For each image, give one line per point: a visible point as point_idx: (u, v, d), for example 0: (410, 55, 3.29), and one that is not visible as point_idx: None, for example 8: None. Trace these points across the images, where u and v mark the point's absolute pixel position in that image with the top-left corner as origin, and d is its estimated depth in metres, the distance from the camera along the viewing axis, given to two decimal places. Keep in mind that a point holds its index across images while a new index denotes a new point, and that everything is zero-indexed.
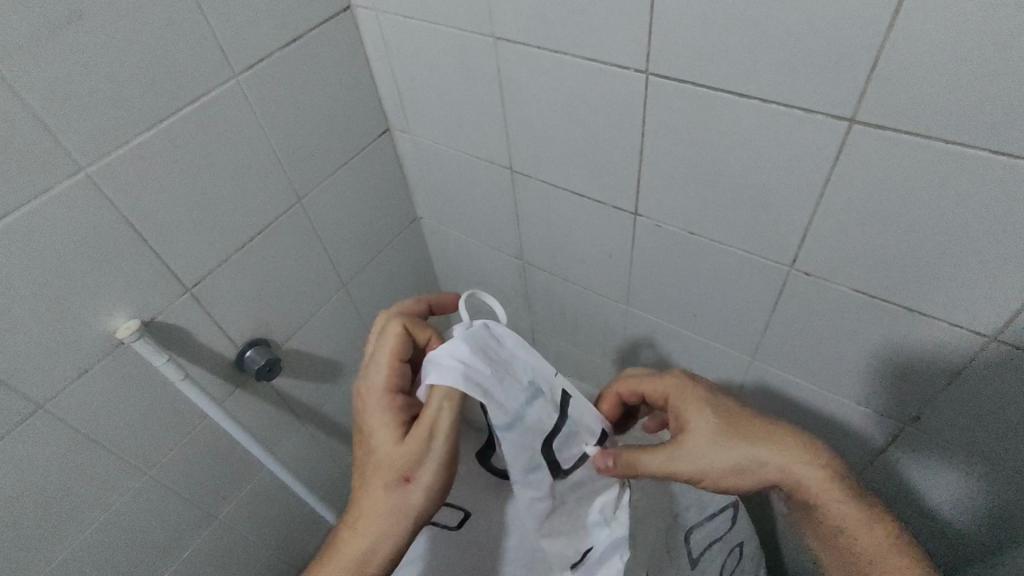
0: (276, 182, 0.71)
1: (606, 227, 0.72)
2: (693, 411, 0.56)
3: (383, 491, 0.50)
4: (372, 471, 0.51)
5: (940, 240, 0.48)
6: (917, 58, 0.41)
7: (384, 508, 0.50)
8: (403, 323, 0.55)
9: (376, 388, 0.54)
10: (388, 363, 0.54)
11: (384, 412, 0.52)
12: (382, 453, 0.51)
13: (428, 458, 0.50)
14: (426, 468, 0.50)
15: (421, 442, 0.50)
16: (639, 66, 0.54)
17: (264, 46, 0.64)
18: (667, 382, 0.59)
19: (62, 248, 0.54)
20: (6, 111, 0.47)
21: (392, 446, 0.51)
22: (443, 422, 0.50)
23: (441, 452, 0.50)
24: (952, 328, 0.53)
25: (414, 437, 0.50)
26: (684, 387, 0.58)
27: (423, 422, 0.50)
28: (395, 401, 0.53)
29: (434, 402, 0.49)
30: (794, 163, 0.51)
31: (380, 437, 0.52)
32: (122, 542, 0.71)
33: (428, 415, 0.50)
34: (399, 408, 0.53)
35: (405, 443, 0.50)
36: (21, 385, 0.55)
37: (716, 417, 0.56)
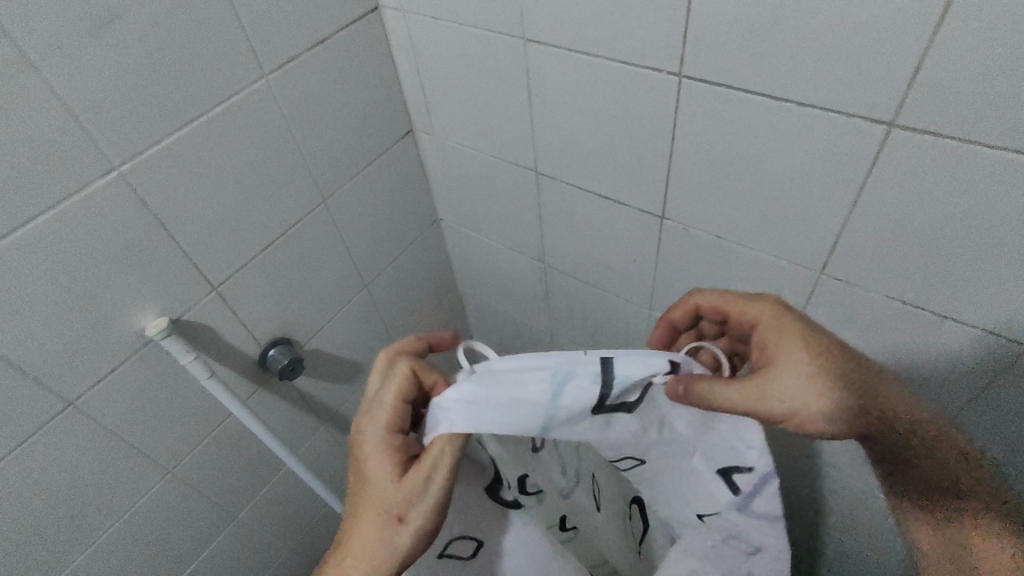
0: (302, 182, 0.71)
1: (632, 230, 0.72)
2: (786, 345, 0.49)
3: (376, 532, 0.49)
4: (366, 512, 0.50)
5: (980, 248, 0.47)
6: (960, 62, 0.40)
7: (376, 549, 0.49)
8: (410, 363, 0.50)
9: (374, 426, 0.50)
10: (390, 402, 0.50)
11: (382, 452, 0.49)
12: (377, 493, 0.49)
13: (425, 501, 0.49)
14: (422, 509, 0.49)
15: (422, 487, 0.48)
16: (672, 69, 0.54)
17: (294, 46, 0.64)
18: (762, 307, 0.53)
19: (94, 246, 0.54)
20: (45, 111, 0.48)
21: (389, 487, 0.49)
22: (445, 466, 0.47)
23: (439, 495, 0.49)
24: (990, 337, 0.52)
25: (412, 481, 0.48)
26: (779, 315, 0.51)
27: (423, 469, 0.48)
28: (394, 441, 0.50)
29: (436, 448, 0.47)
30: (829, 167, 0.51)
31: (376, 478, 0.49)
32: (146, 538, 0.71)
33: (431, 461, 0.47)
34: (397, 449, 0.50)
35: (402, 485, 0.48)
36: (53, 381, 0.55)
37: (812, 353, 0.48)
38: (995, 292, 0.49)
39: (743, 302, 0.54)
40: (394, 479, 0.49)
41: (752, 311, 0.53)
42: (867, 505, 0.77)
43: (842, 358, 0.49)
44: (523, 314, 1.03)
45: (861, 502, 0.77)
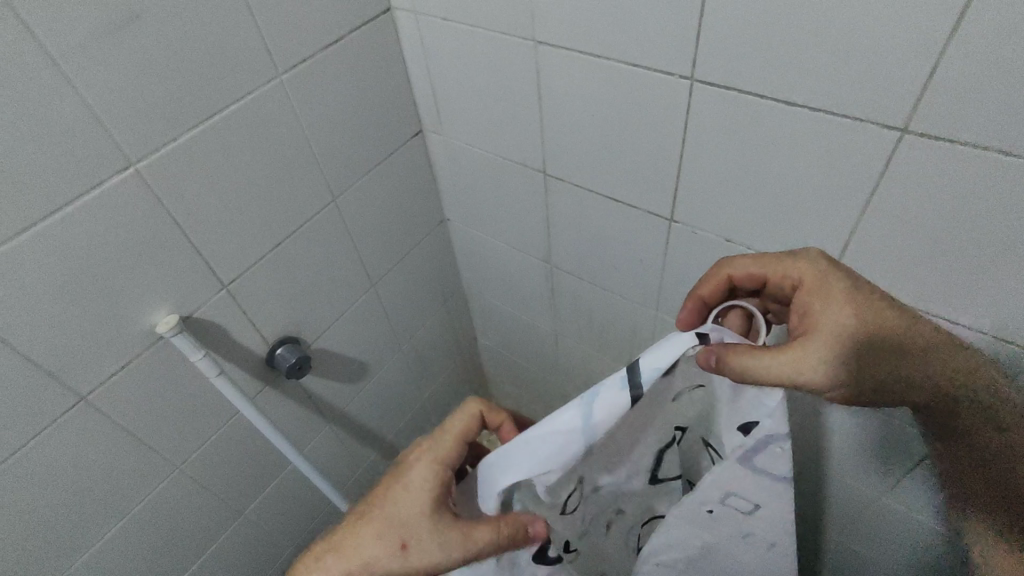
0: (312, 181, 0.72)
1: (639, 232, 0.72)
2: (831, 309, 0.49)
3: (380, 551, 0.51)
4: (380, 528, 0.52)
5: (991, 252, 0.48)
6: (975, 68, 0.40)
7: (370, 564, 0.51)
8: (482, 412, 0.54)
9: (436, 460, 0.53)
10: (451, 441, 0.54)
11: (430, 486, 0.52)
12: (404, 518, 0.52)
13: (436, 559, 0.50)
14: (427, 563, 0.51)
15: (445, 542, 0.50)
16: (685, 72, 0.54)
17: (307, 47, 0.65)
18: (803, 269, 0.52)
19: (109, 242, 0.54)
20: (64, 107, 0.48)
21: (418, 524, 0.51)
22: (476, 531, 0.50)
23: (449, 565, 0.51)
24: (999, 340, 0.52)
25: (440, 535, 0.50)
26: (823, 276, 0.51)
27: (456, 532, 0.50)
28: (445, 481, 0.53)
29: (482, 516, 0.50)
30: (841, 170, 0.51)
31: (412, 503, 0.52)
32: (153, 534, 0.72)
33: (467, 533, 0.50)
34: (443, 492, 0.52)
35: (428, 531, 0.51)
36: (65, 376, 0.56)
37: (858, 317, 0.48)
38: (1004, 297, 0.49)
39: (784, 260, 0.54)
40: (426, 519, 0.51)
41: (795, 270, 0.52)
42: (870, 508, 0.77)
43: (888, 320, 0.49)
44: (528, 314, 1.03)
45: (865, 505, 0.77)
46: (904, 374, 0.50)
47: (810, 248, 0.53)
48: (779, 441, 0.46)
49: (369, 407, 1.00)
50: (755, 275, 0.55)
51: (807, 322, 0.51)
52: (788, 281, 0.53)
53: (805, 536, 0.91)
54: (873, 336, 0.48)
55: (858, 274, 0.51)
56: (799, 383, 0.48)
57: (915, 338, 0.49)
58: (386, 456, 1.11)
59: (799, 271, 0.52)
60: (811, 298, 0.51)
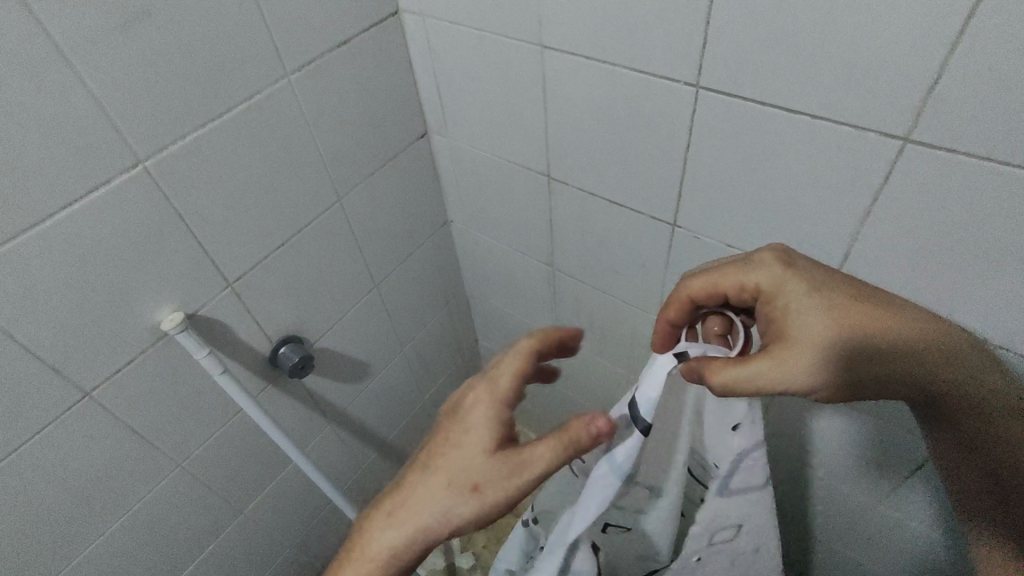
0: (318, 181, 0.72)
1: (642, 237, 0.72)
2: (800, 310, 0.50)
3: (445, 502, 0.47)
4: (441, 477, 0.47)
5: (991, 261, 0.48)
6: (976, 79, 0.41)
7: (437, 518, 0.47)
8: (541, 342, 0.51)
9: (490, 395, 0.49)
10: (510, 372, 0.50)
11: (489, 423, 0.48)
12: (466, 460, 0.47)
13: (511, 492, 0.46)
14: (501, 497, 0.47)
15: (515, 473, 0.46)
16: (689, 79, 0.55)
17: (315, 49, 0.65)
18: (766, 275, 0.52)
19: (116, 238, 0.55)
20: (75, 104, 0.48)
21: (480, 460, 0.47)
22: (545, 449, 0.46)
23: (522, 493, 0.47)
24: (998, 348, 0.52)
25: (507, 462, 0.47)
26: (782, 280, 0.51)
27: (522, 457, 0.46)
28: (503, 415, 0.49)
29: (551, 439, 0.47)
30: (843, 179, 0.51)
31: (473, 442, 0.48)
32: (153, 530, 0.72)
33: (536, 455, 0.46)
34: (502, 424, 0.49)
35: (494, 463, 0.47)
36: (70, 371, 0.56)
37: (826, 316, 0.49)
38: (1004, 306, 0.50)
39: (739, 271, 0.53)
40: (489, 454, 0.47)
41: (752, 279, 0.53)
42: (869, 516, 0.77)
43: (858, 314, 0.49)
44: (529, 318, 1.03)
45: (864, 513, 0.78)
46: (891, 364, 0.50)
47: (765, 254, 0.53)
48: (749, 454, 0.50)
49: (370, 408, 1.00)
50: (713, 288, 0.55)
51: (776, 326, 0.51)
52: (748, 290, 0.53)
53: (803, 543, 0.92)
54: (847, 331, 0.49)
55: (818, 271, 0.51)
56: (785, 386, 0.49)
57: (895, 327, 0.49)
58: (386, 457, 1.12)
59: (757, 278, 0.52)
60: (775, 303, 0.51)
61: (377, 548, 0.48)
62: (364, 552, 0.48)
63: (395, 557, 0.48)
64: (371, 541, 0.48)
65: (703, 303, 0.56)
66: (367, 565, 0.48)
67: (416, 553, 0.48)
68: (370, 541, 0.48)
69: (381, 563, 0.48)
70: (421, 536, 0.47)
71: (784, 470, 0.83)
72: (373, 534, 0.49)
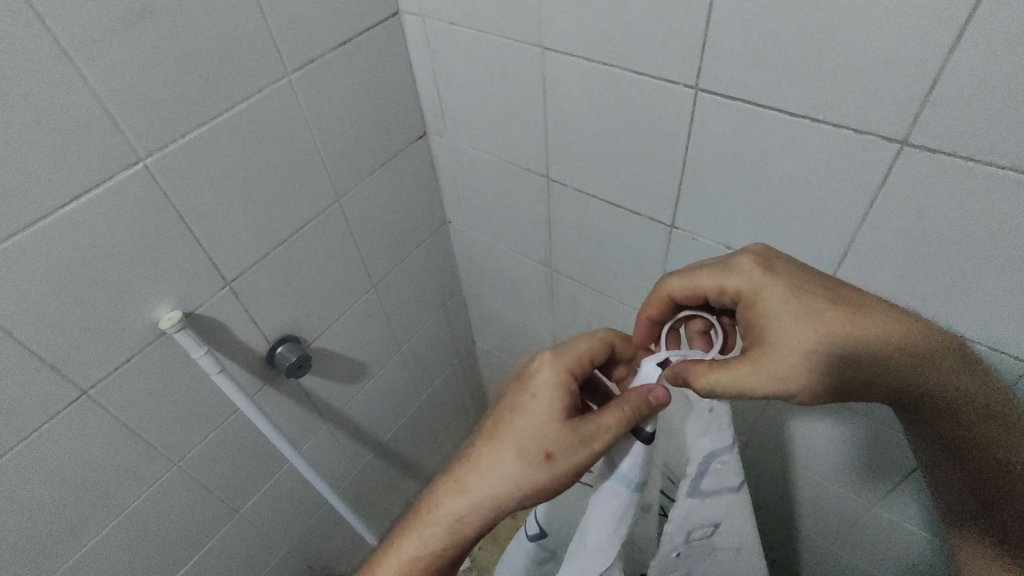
0: (317, 181, 0.72)
1: (640, 239, 0.73)
2: (777, 318, 0.51)
3: (513, 467, 0.48)
4: (508, 443, 0.49)
5: (986, 264, 0.48)
6: (972, 84, 0.41)
7: (504, 483, 0.49)
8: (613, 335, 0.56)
9: (555, 367, 0.51)
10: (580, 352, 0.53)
11: (555, 393, 0.50)
12: (531, 427, 0.49)
13: (578, 459, 0.48)
14: (569, 464, 0.48)
15: (586, 442, 0.48)
16: (689, 82, 0.55)
17: (316, 48, 0.65)
18: (746, 281, 0.52)
19: (116, 236, 0.55)
20: (75, 100, 0.48)
21: (546, 427, 0.49)
22: (612, 419, 0.48)
23: (588, 461, 0.48)
24: (991, 351, 0.53)
25: (572, 429, 0.48)
26: (759, 287, 0.52)
27: (589, 424, 0.48)
28: (567, 385, 0.51)
29: (616, 408, 0.48)
30: (841, 181, 0.52)
31: (539, 410, 0.50)
32: (149, 530, 0.71)
33: (601, 422, 0.48)
34: (568, 395, 0.50)
35: (561, 431, 0.48)
36: (69, 370, 0.56)
37: (805, 324, 0.50)
38: (998, 309, 0.50)
39: (718, 276, 0.54)
40: (556, 421, 0.49)
41: (730, 284, 0.53)
42: (863, 517, 0.78)
43: (835, 321, 0.49)
44: (526, 319, 1.03)
45: (859, 514, 0.78)
46: (869, 368, 0.50)
47: (743, 258, 0.53)
48: (717, 456, 0.52)
49: (366, 408, 1.00)
50: (693, 291, 0.56)
51: (755, 332, 0.52)
52: (727, 295, 0.54)
53: (798, 543, 0.92)
54: (823, 337, 0.49)
55: (796, 276, 0.52)
56: (764, 390, 0.50)
57: (873, 334, 0.49)
58: (383, 458, 1.11)
59: (736, 283, 0.53)
60: (755, 308, 0.52)
61: (446, 512, 0.50)
62: (434, 514, 0.51)
63: (462, 521, 0.50)
64: (440, 503, 0.50)
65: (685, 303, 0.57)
66: (437, 527, 0.50)
67: (483, 519, 0.50)
68: (440, 505, 0.50)
69: (448, 527, 0.50)
70: (489, 501, 0.49)
71: (779, 471, 0.84)
72: (443, 498, 0.51)
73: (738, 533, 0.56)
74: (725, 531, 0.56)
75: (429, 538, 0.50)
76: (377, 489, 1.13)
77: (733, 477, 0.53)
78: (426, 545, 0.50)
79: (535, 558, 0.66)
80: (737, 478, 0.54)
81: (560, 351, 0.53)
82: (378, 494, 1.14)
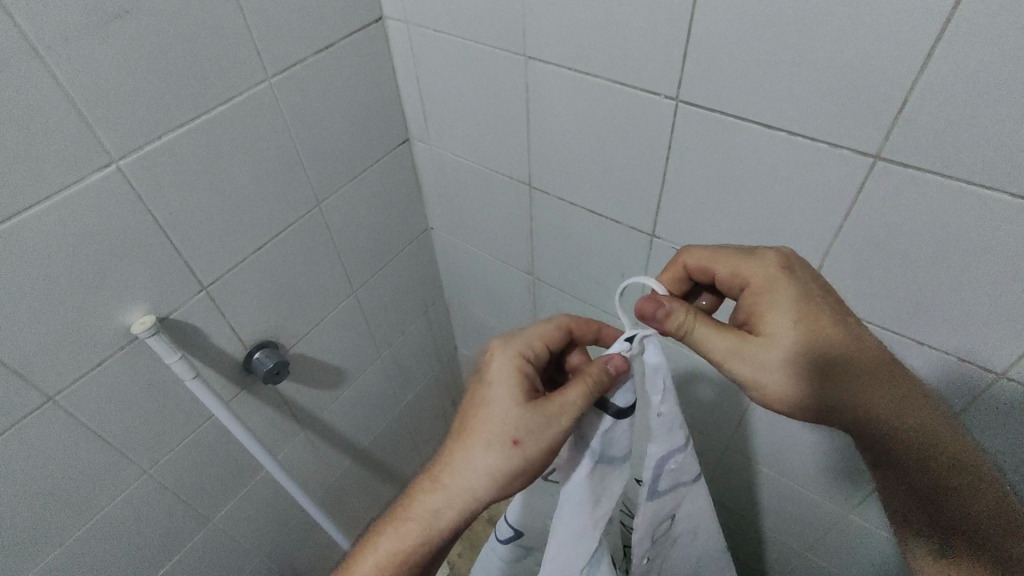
0: (298, 185, 0.71)
1: (620, 247, 0.73)
2: (774, 313, 0.50)
3: (480, 455, 0.48)
4: (472, 432, 0.49)
5: (956, 278, 0.49)
6: (942, 101, 0.42)
7: (474, 471, 0.48)
8: (567, 317, 0.57)
9: (508, 355, 0.52)
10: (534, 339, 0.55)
11: (513, 377, 0.50)
12: (492, 413, 0.49)
13: (544, 437, 0.48)
14: (536, 442, 0.48)
15: (550, 421, 0.47)
16: (671, 93, 0.55)
17: (297, 52, 0.65)
18: (760, 274, 0.51)
19: (87, 238, 0.53)
20: (47, 100, 0.47)
21: (508, 412, 0.48)
22: (573, 394, 0.47)
23: (556, 435, 0.48)
24: (960, 362, 0.54)
25: (535, 410, 0.48)
26: (773, 281, 0.51)
27: (549, 401, 0.48)
28: (523, 369, 0.51)
29: (575, 383, 0.48)
30: (817, 193, 0.52)
31: (498, 398, 0.49)
32: (117, 538, 0.70)
33: (562, 397, 0.48)
34: (525, 379, 0.51)
35: (523, 411, 0.48)
36: (32, 375, 0.54)
37: (803, 330, 0.50)
38: (969, 322, 0.51)
39: (738, 259, 0.52)
40: (516, 404, 0.49)
41: (748, 271, 0.52)
42: (838, 525, 0.79)
43: (828, 333, 0.50)
44: (507, 325, 1.03)
45: (832, 522, 0.79)
46: (841, 383, 0.51)
47: (769, 252, 0.52)
48: (672, 456, 0.52)
49: (345, 414, 0.99)
50: (708, 267, 0.54)
51: (755, 321, 0.52)
52: (738, 280, 0.52)
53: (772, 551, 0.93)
54: (811, 345, 0.50)
55: (809, 283, 0.51)
56: (733, 370, 0.52)
57: (859, 356, 0.50)
58: (361, 464, 1.10)
59: (752, 273, 0.52)
60: (759, 302, 0.51)
61: (423, 508, 0.50)
62: (409, 513, 0.50)
63: (438, 515, 0.49)
64: (417, 501, 0.50)
65: (695, 277, 0.56)
66: (414, 525, 0.50)
67: (458, 511, 0.49)
68: (416, 503, 0.50)
69: (426, 524, 0.49)
70: (462, 492, 0.48)
71: (755, 479, 0.84)
72: (418, 496, 0.50)
73: (696, 516, 0.59)
74: (685, 517, 0.58)
75: (409, 537, 0.50)
76: (354, 497, 1.12)
77: (688, 470, 0.54)
78: (405, 547, 0.50)
79: (510, 564, 0.65)
80: (693, 471, 0.55)
81: (515, 340, 0.54)
82: (355, 501, 1.13)
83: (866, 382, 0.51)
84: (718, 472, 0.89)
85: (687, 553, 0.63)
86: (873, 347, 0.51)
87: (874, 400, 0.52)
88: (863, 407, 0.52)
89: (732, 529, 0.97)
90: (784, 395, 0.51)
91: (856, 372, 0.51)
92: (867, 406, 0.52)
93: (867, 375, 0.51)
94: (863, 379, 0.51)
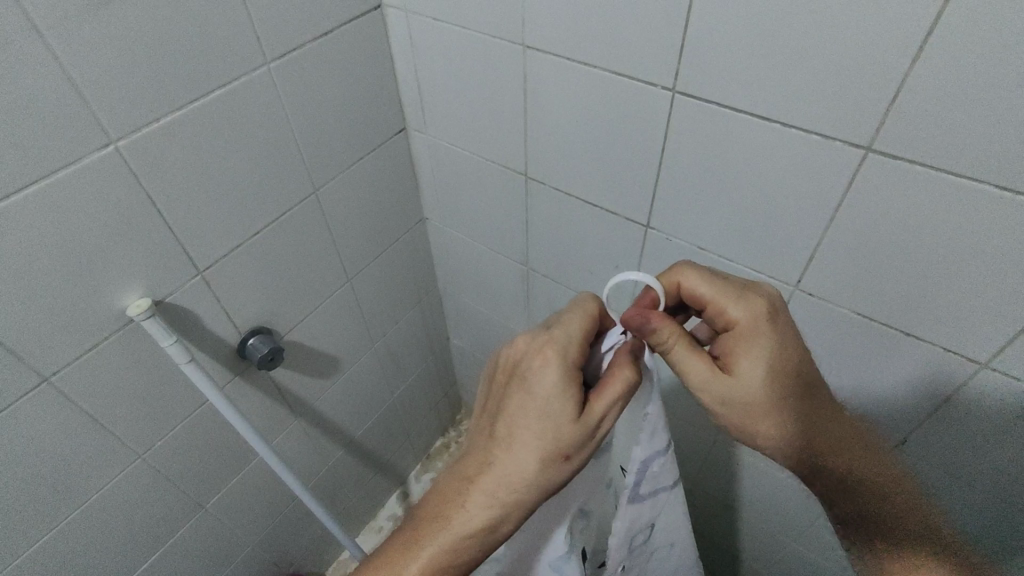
0: (295, 171, 0.72)
1: (614, 239, 0.74)
2: (747, 359, 0.50)
3: (538, 472, 0.47)
4: (528, 446, 0.47)
5: (942, 269, 0.51)
6: (931, 95, 0.43)
7: (531, 486, 0.47)
8: (598, 300, 0.53)
9: (559, 364, 0.48)
10: (580, 339, 0.50)
11: (569, 391, 0.48)
12: (547, 430, 0.47)
13: (590, 446, 0.49)
14: (583, 452, 0.48)
15: (595, 432, 0.48)
16: (668, 84, 0.56)
17: (296, 38, 0.65)
18: (744, 319, 0.50)
19: (85, 218, 0.53)
20: (45, 77, 0.47)
21: (564, 429, 0.47)
22: (607, 402, 0.48)
23: (598, 440, 0.49)
24: (945, 352, 0.55)
25: (585, 426, 0.47)
26: (757, 330, 0.50)
27: (593, 411, 0.47)
28: (577, 380, 0.48)
29: (610, 393, 0.48)
30: (807, 185, 0.54)
31: (553, 413, 0.47)
32: (108, 522, 0.70)
33: (600, 400, 0.48)
34: (576, 390, 0.48)
35: (576, 425, 0.47)
36: (27, 357, 0.54)
37: (770, 381, 0.50)
38: (954, 315, 0.52)
39: (729, 299, 0.51)
40: (570, 419, 0.47)
41: (735, 313, 0.50)
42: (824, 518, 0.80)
43: (796, 378, 0.51)
44: (501, 317, 1.04)
45: (816, 518, 0.80)
46: (799, 425, 0.52)
47: (758, 298, 0.50)
48: (654, 461, 0.54)
49: (338, 403, 0.99)
50: (699, 297, 0.52)
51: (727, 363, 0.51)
52: (724, 319, 0.51)
53: (757, 546, 0.94)
54: (779, 390, 0.50)
55: (789, 332, 0.51)
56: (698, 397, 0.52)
57: (815, 399, 0.52)
58: (354, 454, 1.11)
59: (739, 317, 0.50)
60: (737, 344, 0.51)
61: (476, 524, 0.47)
62: (463, 526, 0.47)
63: (494, 527, 0.48)
64: (471, 517, 0.48)
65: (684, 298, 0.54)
66: (469, 539, 0.48)
67: (513, 521, 0.48)
68: (467, 519, 0.48)
69: (481, 537, 0.48)
70: (519, 505, 0.48)
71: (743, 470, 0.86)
72: (468, 512, 0.48)
73: (671, 528, 0.61)
74: (661, 527, 0.60)
75: (466, 550, 0.48)
76: (344, 488, 1.12)
77: (667, 478, 0.56)
78: (456, 558, 0.48)
79: None
80: (671, 477, 0.56)
81: (562, 343, 0.49)
82: (345, 492, 1.13)
83: (824, 420, 0.54)
84: (707, 467, 0.90)
85: (677, 549, 0.64)
86: (824, 391, 0.53)
87: (832, 436, 0.54)
88: (819, 448, 0.54)
89: (719, 524, 0.98)
90: (744, 429, 0.53)
91: (815, 414, 0.53)
92: (822, 447, 0.54)
93: (818, 418, 0.53)
94: (821, 418, 0.53)
